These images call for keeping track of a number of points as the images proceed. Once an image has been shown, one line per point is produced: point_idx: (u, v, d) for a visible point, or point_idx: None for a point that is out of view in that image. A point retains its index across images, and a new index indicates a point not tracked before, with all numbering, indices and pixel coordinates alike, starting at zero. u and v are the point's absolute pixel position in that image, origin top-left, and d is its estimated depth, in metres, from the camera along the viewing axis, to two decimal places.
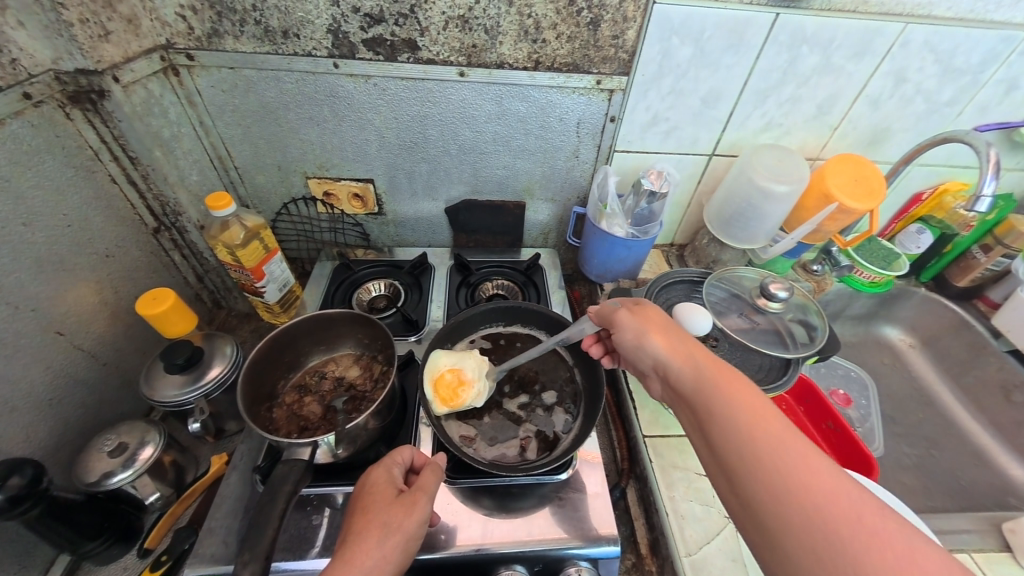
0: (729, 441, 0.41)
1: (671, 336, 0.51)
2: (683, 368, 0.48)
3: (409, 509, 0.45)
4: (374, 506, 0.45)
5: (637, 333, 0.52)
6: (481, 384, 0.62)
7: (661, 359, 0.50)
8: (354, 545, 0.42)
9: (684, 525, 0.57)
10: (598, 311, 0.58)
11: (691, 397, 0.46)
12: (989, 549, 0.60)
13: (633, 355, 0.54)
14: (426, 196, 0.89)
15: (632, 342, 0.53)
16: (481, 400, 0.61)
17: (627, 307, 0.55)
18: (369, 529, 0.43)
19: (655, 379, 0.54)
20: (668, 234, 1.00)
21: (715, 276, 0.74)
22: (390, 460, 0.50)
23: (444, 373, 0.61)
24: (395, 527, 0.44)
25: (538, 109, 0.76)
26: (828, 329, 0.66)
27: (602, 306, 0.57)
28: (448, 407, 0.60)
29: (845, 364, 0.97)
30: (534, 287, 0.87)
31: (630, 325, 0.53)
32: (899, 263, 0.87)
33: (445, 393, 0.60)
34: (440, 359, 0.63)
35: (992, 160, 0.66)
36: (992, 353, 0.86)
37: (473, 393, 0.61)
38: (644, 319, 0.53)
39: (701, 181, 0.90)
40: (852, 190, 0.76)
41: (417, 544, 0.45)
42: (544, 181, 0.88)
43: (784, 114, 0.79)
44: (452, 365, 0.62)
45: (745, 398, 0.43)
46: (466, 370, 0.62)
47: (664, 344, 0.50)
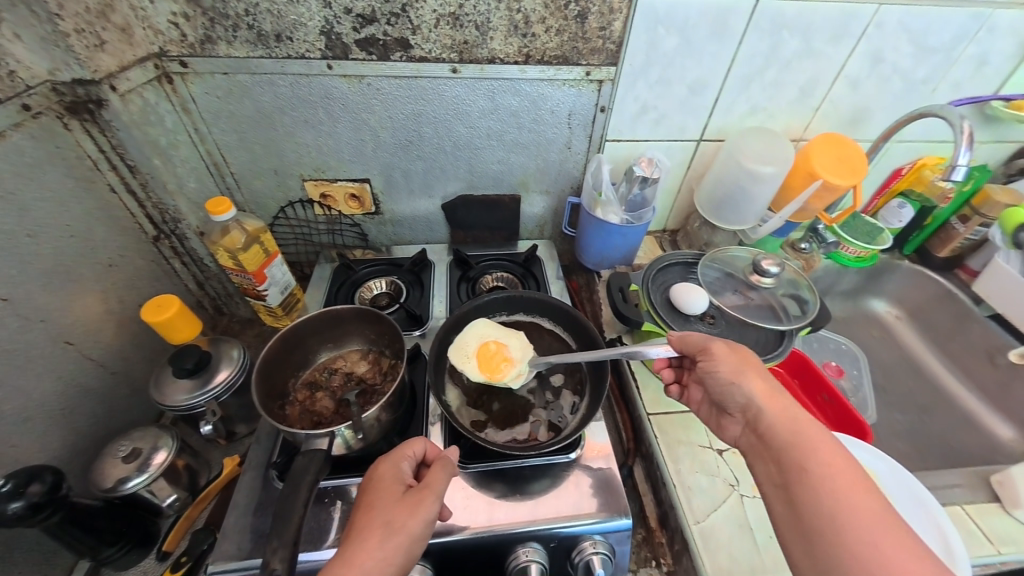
0: (812, 495, 0.42)
1: (769, 383, 0.51)
2: (775, 416, 0.49)
3: (414, 507, 0.46)
4: (378, 503, 0.47)
5: (735, 371, 0.53)
6: (521, 368, 0.65)
7: (755, 401, 0.51)
8: (358, 542, 0.43)
9: (691, 497, 0.58)
10: (684, 336, 0.59)
11: (778, 445, 0.47)
12: (979, 501, 0.63)
13: (722, 392, 0.54)
14: (422, 193, 0.90)
15: (725, 378, 0.53)
16: (518, 382, 0.64)
17: (726, 343, 0.56)
18: (371, 527, 0.44)
19: (735, 420, 0.54)
20: (660, 220, 1.02)
21: (709, 257, 0.75)
22: (398, 455, 0.51)
23: (489, 344, 0.67)
24: (398, 526, 0.44)
25: (530, 103, 0.78)
26: (819, 302, 0.68)
27: (691, 334, 0.58)
28: (487, 376, 0.64)
29: (836, 339, 1.01)
30: (533, 279, 0.88)
31: (727, 362, 0.54)
32: (883, 237, 0.91)
33: (487, 359, 0.65)
34: (490, 332, 0.69)
35: (966, 132, 0.69)
36: (974, 319, 0.90)
37: (511, 372, 0.64)
38: (741, 358, 0.54)
39: (690, 166, 0.92)
40: (835, 169, 0.78)
41: (421, 543, 0.45)
42: (539, 174, 0.90)
43: (769, 97, 0.82)
44: (500, 342, 0.67)
45: (838, 462, 0.43)
46: (511, 349, 0.67)
47: (760, 388, 0.51)
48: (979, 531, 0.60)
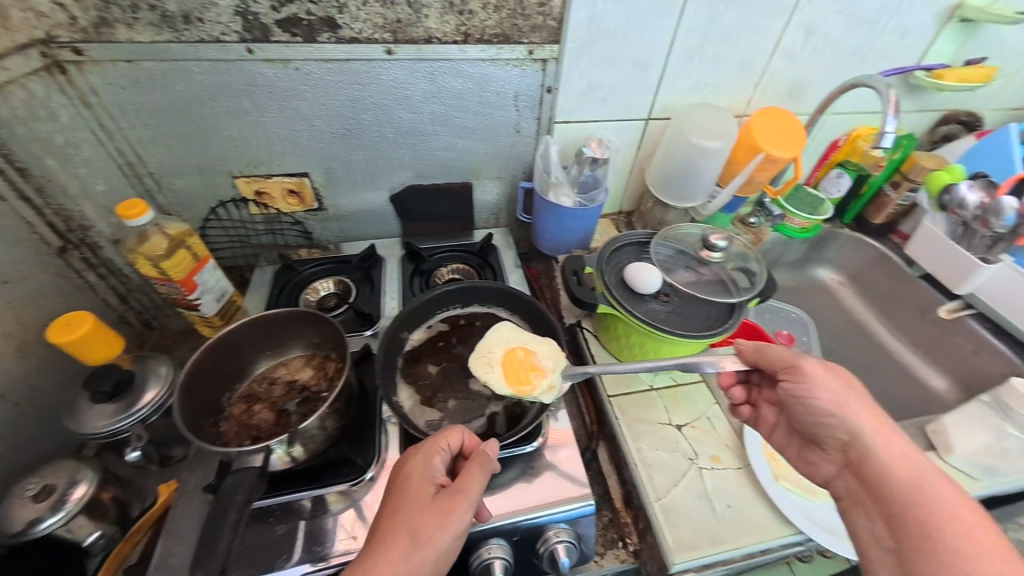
0: (935, 554, 0.39)
1: (880, 420, 0.49)
2: (888, 457, 0.46)
3: (443, 517, 0.42)
4: (405, 507, 0.43)
5: (836, 400, 0.50)
6: (553, 379, 0.57)
7: (861, 432, 0.48)
8: (380, 551, 0.40)
9: (653, 473, 0.57)
10: (761, 348, 0.56)
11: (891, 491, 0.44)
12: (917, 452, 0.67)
13: (817, 422, 0.51)
14: (368, 186, 0.86)
15: (822, 407, 0.51)
16: (549, 396, 0.56)
17: (820, 361, 0.53)
18: (397, 535, 0.41)
19: (830, 456, 0.52)
20: (615, 201, 1.02)
21: (661, 236, 0.75)
22: (431, 449, 0.47)
23: (517, 351, 0.59)
24: (424, 539, 0.41)
25: (474, 85, 0.75)
26: (765, 273, 0.69)
27: (771, 347, 0.55)
28: (513, 389, 0.57)
29: (787, 308, 1.05)
30: (490, 269, 0.85)
31: (829, 388, 0.51)
32: (824, 208, 0.98)
33: (514, 370, 0.58)
34: (516, 334, 0.61)
35: (892, 101, 0.71)
36: (908, 280, 0.94)
37: (541, 385, 0.57)
38: (844, 386, 0.51)
39: (641, 145, 0.92)
40: (777, 140, 0.80)
41: (449, 555, 0.42)
42: (489, 160, 0.87)
43: (711, 73, 0.82)
44: (528, 348, 0.60)
45: (969, 521, 0.40)
46: (541, 356, 0.59)
47: (867, 426, 0.48)
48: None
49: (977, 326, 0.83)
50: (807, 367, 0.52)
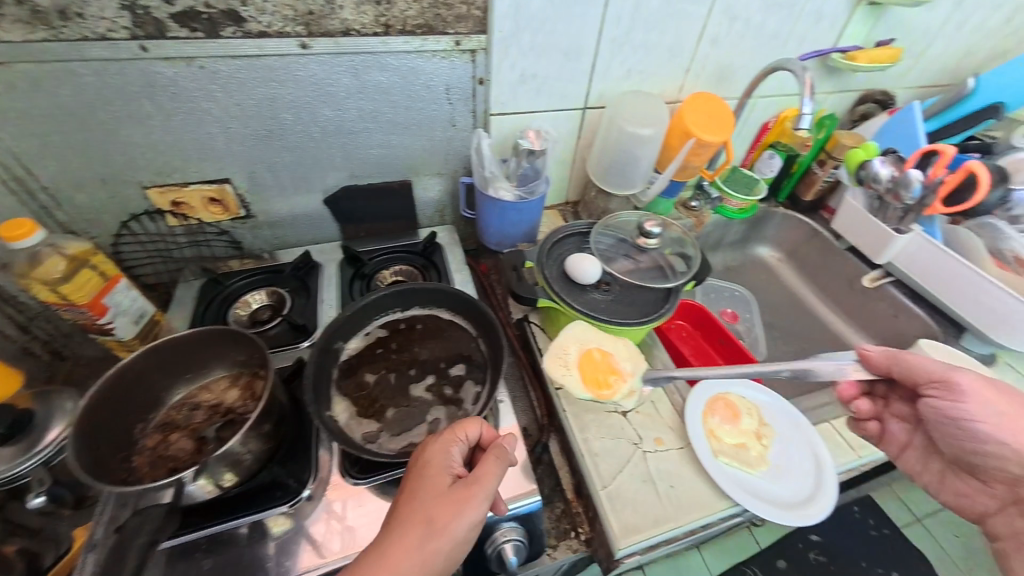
0: None
1: None
2: None
3: (459, 507, 0.42)
4: (421, 494, 0.44)
5: (995, 425, 0.51)
6: (632, 383, 0.63)
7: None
8: (395, 536, 0.41)
9: (599, 461, 0.58)
10: (895, 356, 0.55)
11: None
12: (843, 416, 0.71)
13: (979, 446, 0.53)
14: (298, 189, 0.81)
15: (981, 430, 0.52)
16: (628, 399, 0.63)
17: (974, 374, 0.53)
18: (412, 520, 0.42)
19: (996, 483, 0.55)
20: (560, 192, 1.01)
21: (602, 226, 0.75)
22: (450, 438, 0.47)
23: (596, 355, 0.64)
24: (439, 527, 0.41)
25: (401, 78, 0.72)
26: (699, 256, 0.71)
27: (908, 356, 0.55)
28: (592, 393, 0.62)
29: (731, 287, 1.10)
30: (435, 269, 0.82)
31: (988, 409, 0.51)
32: (758, 187, 1.02)
33: (594, 372, 0.63)
34: (592, 336, 0.65)
35: (807, 83, 0.75)
36: (837, 253, 1.00)
37: (621, 389, 0.63)
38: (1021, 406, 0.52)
39: (580, 135, 0.91)
40: (705, 125, 0.81)
41: (463, 545, 0.42)
42: (426, 156, 0.85)
43: (642, 60, 0.83)
44: (604, 351, 0.65)
45: None
46: (620, 362, 0.64)
47: None
48: (842, 441, 0.68)
49: (897, 292, 0.89)
50: (959, 380, 0.53)
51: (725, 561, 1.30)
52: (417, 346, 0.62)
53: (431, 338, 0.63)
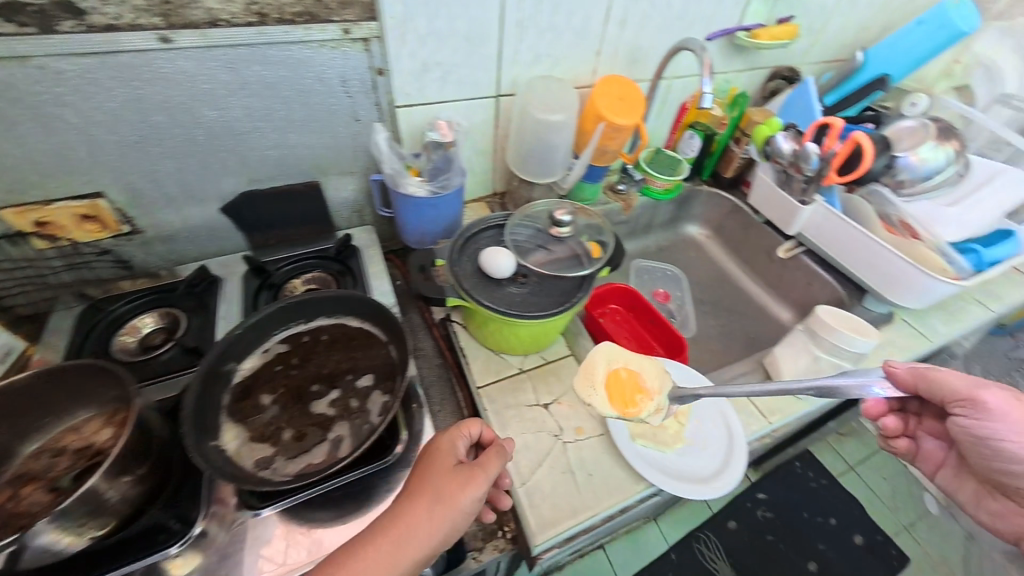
0: None
1: None
2: None
3: (465, 482, 0.46)
4: (431, 472, 0.48)
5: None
6: (660, 400, 0.62)
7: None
8: (407, 505, 0.45)
9: (518, 458, 0.57)
10: (925, 374, 0.53)
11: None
12: (757, 383, 0.71)
13: (1008, 464, 0.53)
14: (189, 198, 0.74)
15: (1011, 450, 0.52)
16: (657, 416, 0.60)
17: (1001, 390, 0.52)
18: (422, 492, 0.46)
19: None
20: (485, 183, 0.98)
21: (518, 216, 0.73)
22: (458, 430, 0.52)
23: (623, 373, 0.63)
24: (446, 497, 0.45)
25: (288, 72, 0.67)
26: (612, 242, 0.70)
27: (941, 374, 0.53)
28: (620, 410, 0.60)
29: (663, 267, 1.13)
30: (351, 274, 0.78)
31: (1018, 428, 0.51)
32: (682, 168, 1.03)
33: (621, 390, 0.62)
34: (619, 356, 0.65)
35: (706, 63, 0.76)
36: (756, 227, 1.04)
37: (650, 406, 0.61)
38: None
39: (497, 124, 0.89)
40: (616, 108, 0.81)
41: (465, 519, 0.46)
42: (333, 154, 0.80)
43: (550, 44, 0.81)
44: (631, 370, 0.65)
45: None
46: (647, 379, 0.63)
47: None
48: (755, 410, 0.67)
49: (809, 261, 0.94)
50: (987, 398, 0.52)
51: (681, 529, 1.35)
52: (321, 357, 0.59)
53: (338, 346, 0.60)
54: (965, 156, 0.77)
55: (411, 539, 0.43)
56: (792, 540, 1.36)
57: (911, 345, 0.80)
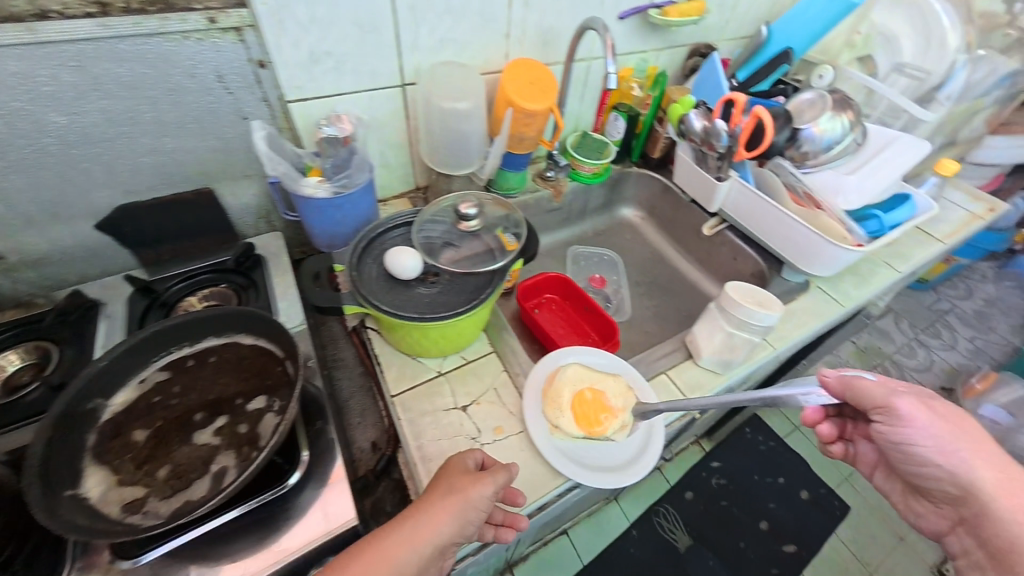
0: None
1: (1000, 471, 0.50)
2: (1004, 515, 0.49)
3: (474, 482, 0.49)
4: (448, 472, 0.51)
5: (942, 447, 0.51)
6: (625, 416, 0.62)
7: (964, 476, 0.51)
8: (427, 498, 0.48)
9: (432, 467, 0.55)
10: (850, 382, 0.51)
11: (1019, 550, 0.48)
12: (679, 362, 0.71)
13: (919, 466, 0.53)
14: (53, 216, 0.66)
15: (922, 453, 0.52)
16: (621, 433, 0.61)
17: (912, 397, 0.51)
18: (439, 488, 0.49)
19: (942, 507, 0.56)
20: (405, 177, 0.93)
21: (426, 215, 0.69)
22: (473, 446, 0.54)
23: (587, 394, 0.62)
24: (458, 492, 0.48)
25: (149, 68, 0.60)
26: (523, 232, 0.68)
27: (861, 382, 0.51)
28: (585, 430, 0.60)
29: (599, 251, 1.13)
30: (254, 287, 0.72)
31: (926, 430, 0.51)
32: (608, 150, 1.03)
33: (586, 412, 0.61)
34: (582, 376, 0.64)
35: (607, 42, 0.75)
36: (684, 206, 1.05)
37: (615, 424, 0.61)
38: (956, 426, 0.51)
39: (409, 114, 0.83)
40: (525, 93, 0.79)
41: (474, 515, 0.48)
42: (222, 157, 0.73)
43: (453, 28, 0.76)
44: (595, 388, 0.63)
45: None
46: (610, 397, 0.62)
47: (995, 473, 0.50)
48: (676, 389, 0.68)
49: (732, 237, 0.96)
50: (900, 405, 0.51)
51: (639, 505, 1.37)
52: (209, 381, 0.54)
53: (228, 368, 0.55)
54: (862, 125, 0.79)
55: (425, 524, 0.46)
56: (742, 503, 1.39)
57: (826, 312, 0.82)
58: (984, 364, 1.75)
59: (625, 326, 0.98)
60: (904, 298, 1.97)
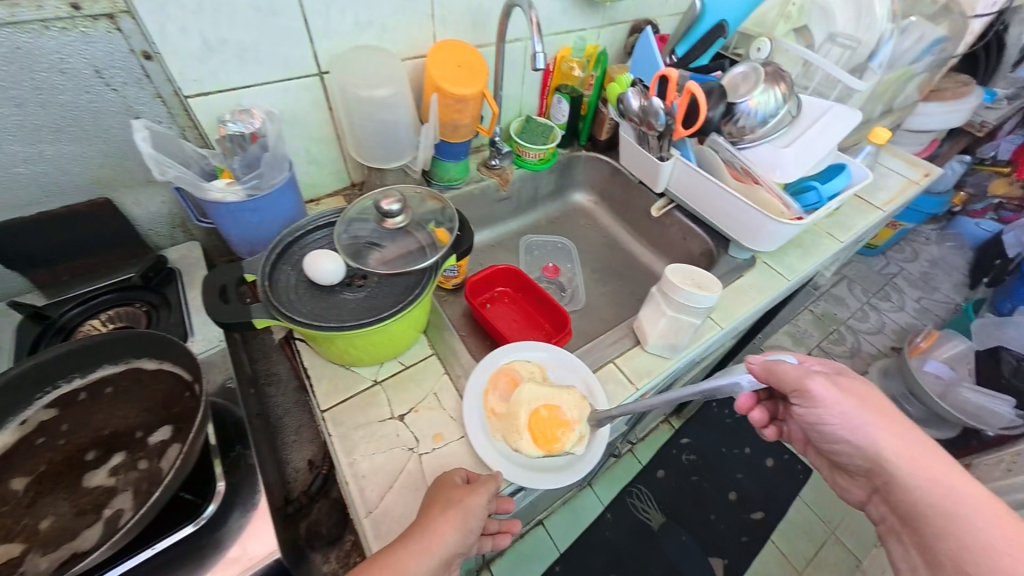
0: None
1: (901, 440, 0.52)
2: (907, 482, 0.50)
3: (467, 489, 0.48)
4: (440, 487, 0.50)
5: (850, 423, 0.52)
6: (582, 427, 0.58)
7: (871, 449, 0.52)
8: (422, 516, 0.47)
9: (365, 484, 0.52)
10: (771, 367, 0.54)
11: (921, 513, 0.49)
12: (627, 349, 0.70)
13: (834, 441, 0.54)
14: None
15: (834, 430, 0.53)
16: (582, 445, 0.57)
17: (825, 377, 0.53)
18: (434, 502, 0.48)
19: (858, 477, 0.57)
20: (337, 173, 0.87)
21: (349, 216, 0.64)
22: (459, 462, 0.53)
23: (540, 411, 0.57)
24: (453, 501, 0.47)
25: (2, 64, 0.51)
26: (454, 226, 0.64)
27: (780, 365, 0.54)
28: (543, 448, 0.56)
29: (553, 239, 1.10)
30: (165, 305, 0.66)
31: (837, 410, 0.52)
32: (554, 134, 0.99)
33: (541, 430, 0.56)
34: (535, 394, 0.58)
35: (534, 21, 0.71)
36: (634, 188, 1.03)
37: (573, 437, 0.57)
38: (860, 401, 0.53)
39: (331, 105, 0.77)
40: (453, 77, 0.75)
41: (474, 524, 0.47)
42: (117, 162, 0.65)
43: (369, 8, 0.71)
44: (550, 403, 0.58)
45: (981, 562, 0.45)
46: (565, 409, 0.58)
47: (896, 443, 0.52)
48: (625, 377, 0.66)
49: (680, 217, 0.95)
50: (813, 387, 0.52)
51: (613, 488, 1.37)
52: (107, 412, 0.49)
53: (128, 397, 0.50)
54: (795, 96, 0.79)
55: (428, 539, 0.45)
56: (711, 476, 1.41)
57: (772, 286, 0.82)
58: (930, 323, 1.84)
59: (580, 314, 0.96)
60: (856, 265, 2.04)
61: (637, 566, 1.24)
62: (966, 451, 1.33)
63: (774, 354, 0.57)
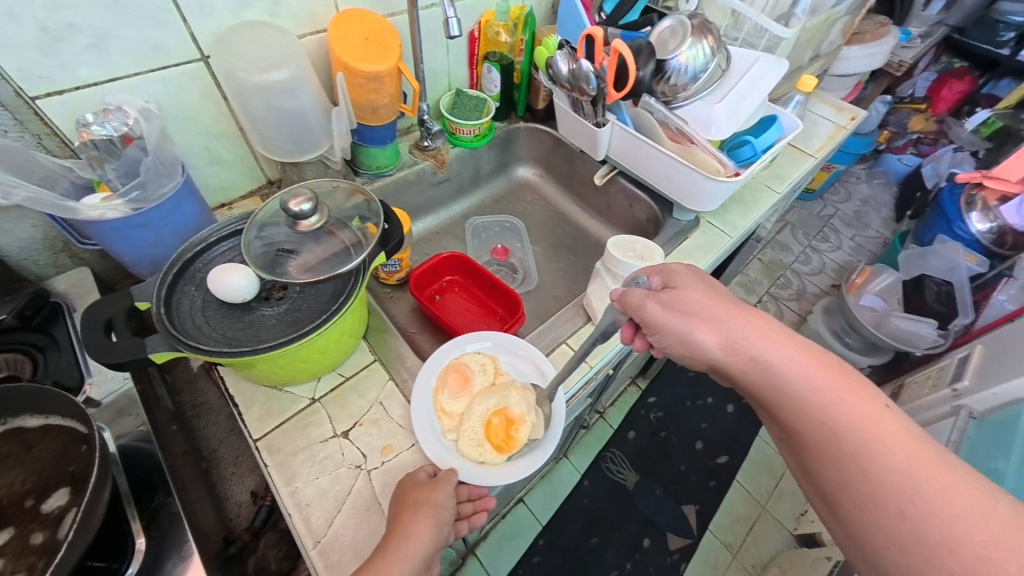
0: (814, 454, 0.44)
1: (723, 328, 0.49)
2: (739, 370, 0.48)
3: (435, 484, 0.47)
4: (407, 490, 0.47)
5: (678, 334, 0.51)
6: (534, 416, 0.57)
7: (703, 352, 0.50)
8: (394, 521, 0.45)
9: (311, 512, 0.49)
10: (622, 299, 0.55)
11: (760, 394, 0.48)
12: (578, 328, 0.68)
13: (680, 353, 0.53)
14: None
15: (671, 342, 0.52)
16: (540, 431, 0.56)
17: (653, 300, 0.53)
18: (404, 505, 0.45)
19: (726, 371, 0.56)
20: (248, 171, 0.78)
21: (257, 223, 0.57)
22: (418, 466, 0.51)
23: (490, 420, 0.56)
24: (424, 500, 0.45)
25: None
26: (382, 223, 0.58)
27: (624, 299, 0.55)
28: (507, 451, 0.55)
29: (500, 219, 1.06)
30: (54, 347, 0.57)
31: (668, 324, 0.51)
32: (488, 108, 0.93)
33: (500, 437, 0.55)
34: (479, 405, 0.57)
35: None
36: (576, 158, 1.00)
37: (528, 429, 0.56)
38: (680, 309, 0.51)
39: (227, 95, 0.68)
40: (361, 52, 0.67)
41: (450, 517, 0.46)
42: None
43: None
44: (496, 408, 0.57)
45: (804, 419, 0.44)
46: (512, 407, 0.57)
47: (717, 335, 0.49)
48: None
49: (625, 183, 0.93)
50: (647, 310, 0.52)
51: (588, 456, 1.41)
52: None
53: (12, 462, 0.44)
54: (724, 49, 0.77)
55: (408, 542, 0.43)
56: (679, 430, 1.48)
57: (714, 245, 0.83)
58: (864, 259, 1.96)
59: (534, 295, 0.94)
60: (798, 211, 2.13)
61: (616, 525, 1.29)
62: (900, 372, 1.48)
63: (630, 282, 0.59)
